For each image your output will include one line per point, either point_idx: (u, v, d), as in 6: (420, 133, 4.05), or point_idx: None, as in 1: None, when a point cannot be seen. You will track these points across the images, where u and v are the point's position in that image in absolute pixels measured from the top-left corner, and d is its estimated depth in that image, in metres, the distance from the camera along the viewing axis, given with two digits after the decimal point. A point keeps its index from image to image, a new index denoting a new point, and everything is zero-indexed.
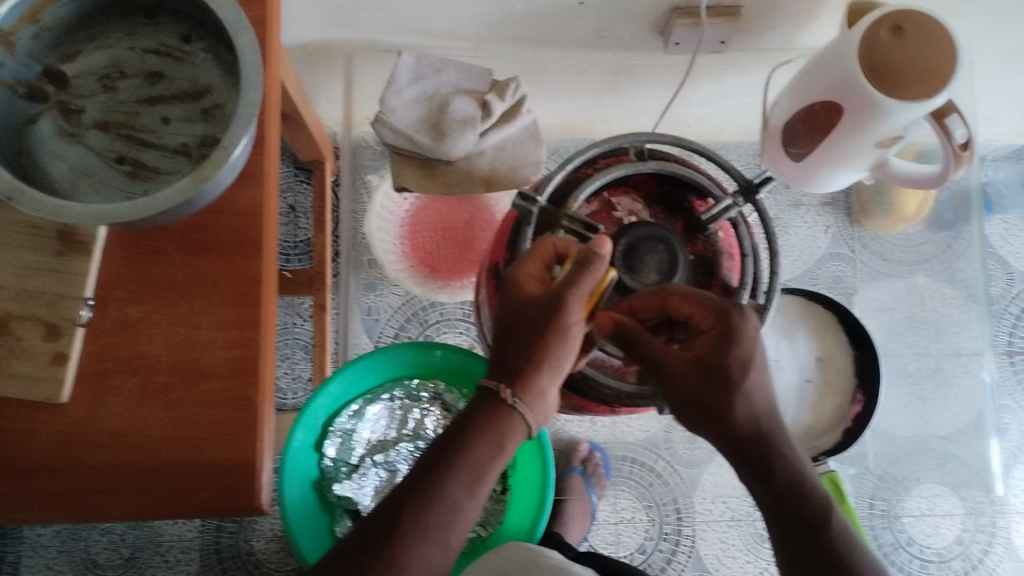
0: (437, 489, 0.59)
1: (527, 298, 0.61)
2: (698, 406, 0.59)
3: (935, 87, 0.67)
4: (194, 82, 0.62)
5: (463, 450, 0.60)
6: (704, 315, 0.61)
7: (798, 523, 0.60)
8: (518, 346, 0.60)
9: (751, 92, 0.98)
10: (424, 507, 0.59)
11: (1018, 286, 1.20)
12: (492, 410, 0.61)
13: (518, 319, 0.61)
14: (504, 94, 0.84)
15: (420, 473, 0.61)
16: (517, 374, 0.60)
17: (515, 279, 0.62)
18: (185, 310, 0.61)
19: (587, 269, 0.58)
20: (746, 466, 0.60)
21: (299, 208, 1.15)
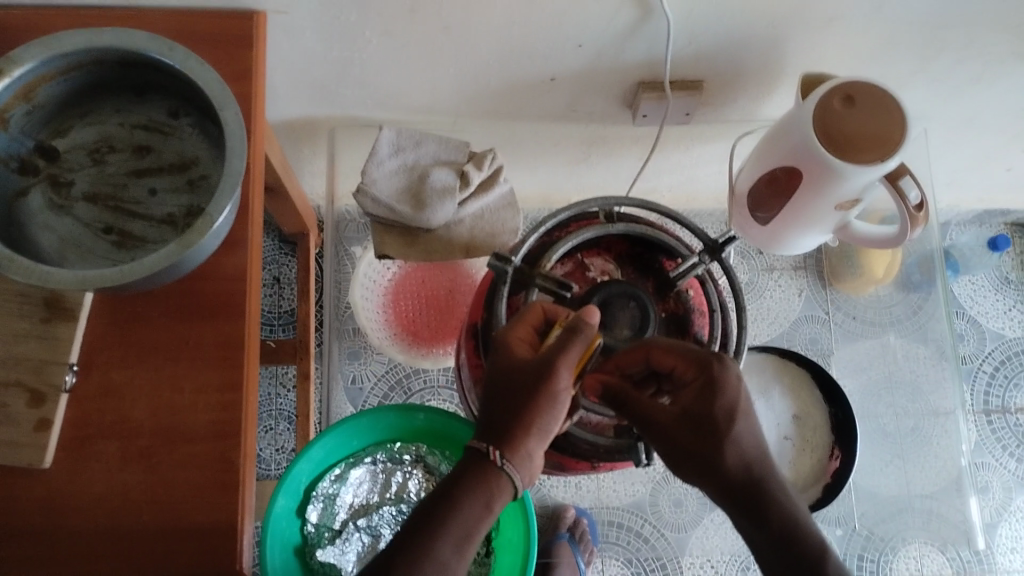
0: (426, 548, 0.58)
1: (516, 361, 0.61)
2: (688, 456, 0.60)
3: (887, 151, 0.71)
4: (182, 154, 0.65)
5: (453, 510, 0.59)
6: (688, 367, 0.63)
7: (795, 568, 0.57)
8: (507, 409, 0.60)
9: (718, 161, 1.02)
10: (411, 568, 0.57)
11: (990, 345, 1.23)
12: (480, 470, 0.60)
13: (507, 382, 0.61)
14: (481, 165, 0.88)
15: (407, 534, 0.59)
16: (505, 436, 0.60)
17: (506, 342, 0.62)
18: (169, 374, 0.62)
19: (576, 337, 0.60)
20: (741, 511, 0.60)
21: (283, 280, 1.18)
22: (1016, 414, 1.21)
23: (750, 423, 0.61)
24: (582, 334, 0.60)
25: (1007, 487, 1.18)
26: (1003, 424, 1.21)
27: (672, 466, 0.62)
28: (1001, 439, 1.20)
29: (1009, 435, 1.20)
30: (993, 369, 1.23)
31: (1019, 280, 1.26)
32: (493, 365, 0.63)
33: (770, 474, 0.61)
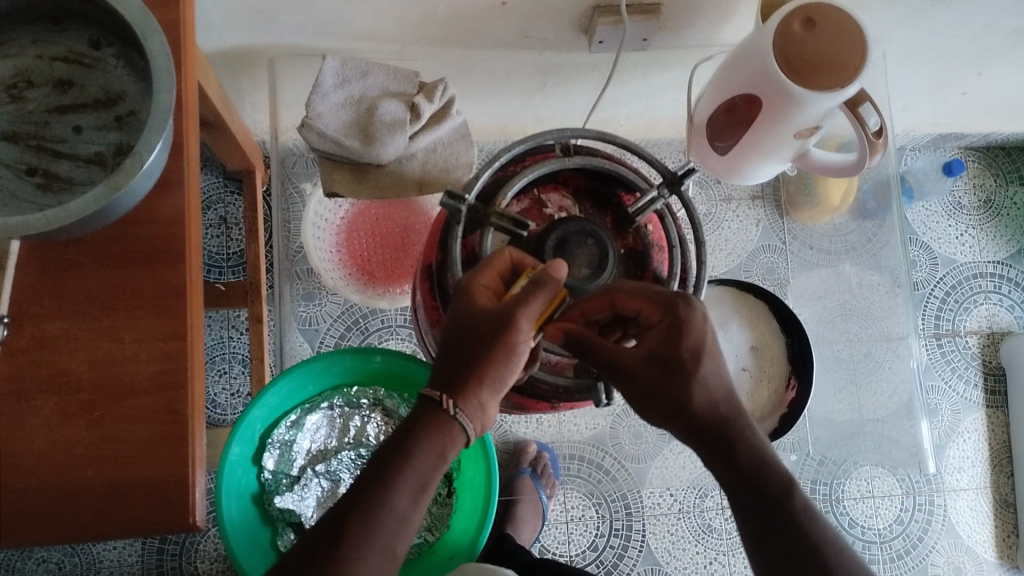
0: (380, 501, 0.58)
1: (476, 309, 0.59)
2: (652, 395, 0.59)
3: (848, 76, 0.69)
4: (107, 89, 0.60)
5: (407, 461, 0.59)
6: (653, 310, 0.61)
7: (763, 502, 0.59)
8: (462, 359, 0.59)
9: (677, 89, 1.00)
10: (365, 524, 0.57)
11: (942, 270, 1.25)
12: (433, 419, 0.60)
13: (465, 330, 0.59)
14: (432, 96, 0.84)
15: (360, 487, 0.59)
16: (459, 385, 0.60)
17: (469, 288, 0.60)
18: (108, 324, 0.59)
19: (540, 290, 0.57)
20: (706, 444, 0.61)
21: (230, 220, 1.13)
22: (965, 337, 1.24)
23: (716, 363, 0.60)
24: (546, 288, 0.57)
25: (955, 410, 1.21)
26: (952, 347, 1.23)
27: (635, 404, 0.61)
28: (950, 361, 1.22)
29: (958, 358, 1.23)
30: (944, 294, 1.24)
31: (971, 205, 1.27)
32: (454, 311, 0.61)
33: (738, 410, 0.61)
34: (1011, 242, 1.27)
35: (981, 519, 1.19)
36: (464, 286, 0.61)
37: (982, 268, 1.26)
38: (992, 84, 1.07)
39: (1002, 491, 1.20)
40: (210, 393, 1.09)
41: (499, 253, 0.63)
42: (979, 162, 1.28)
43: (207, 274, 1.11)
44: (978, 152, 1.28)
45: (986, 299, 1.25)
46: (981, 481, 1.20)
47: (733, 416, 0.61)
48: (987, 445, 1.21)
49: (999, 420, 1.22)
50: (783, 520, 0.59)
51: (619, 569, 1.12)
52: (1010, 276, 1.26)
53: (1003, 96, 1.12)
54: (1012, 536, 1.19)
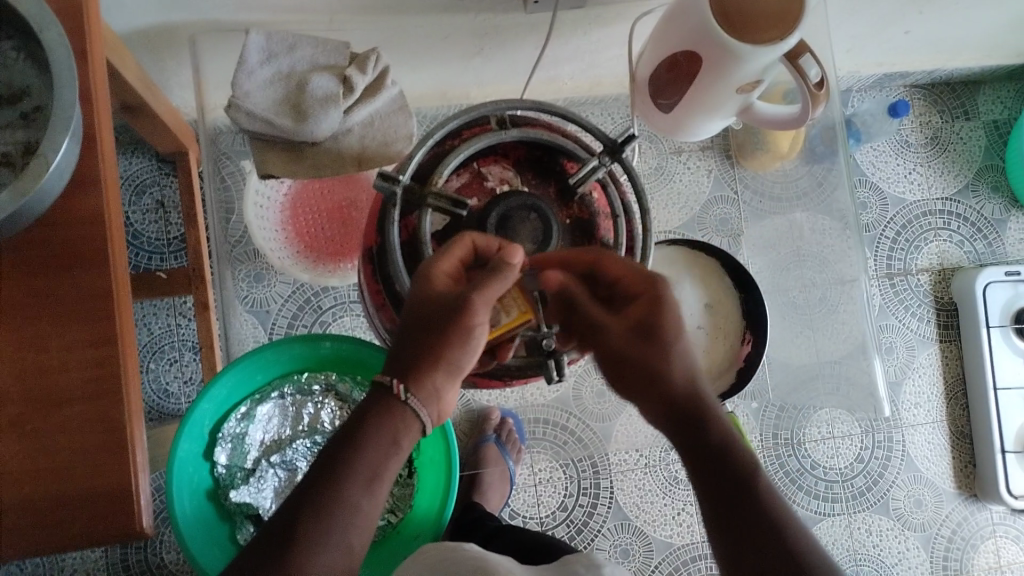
0: (332, 490, 0.56)
1: (431, 295, 0.59)
2: (634, 368, 0.58)
3: (786, 29, 0.68)
4: (8, 84, 0.57)
5: (357, 451, 0.58)
6: (637, 279, 0.61)
7: (733, 486, 0.55)
8: (418, 345, 0.59)
9: (619, 44, 0.97)
10: (320, 512, 0.56)
11: (892, 210, 1.25)
12: (382, 405, 0.60)
13: (418, 314, 0.59)
14: (365, 67, 0.80)
15: (313, 479, 0.57)
16: (411, 371, 0.59)
17: (429, 273, 0.60)
18: (32, 334, 0.57)
19: (499, 277, 0.58)
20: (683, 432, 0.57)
21: (168, 203, 1.09)
22: (917, 276, 1.25)
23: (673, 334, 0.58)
24: (506, 276, 0.57)
25: (910, 346, 1.23)
26: (905, 285, 1.24)
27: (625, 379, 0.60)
28: (902, 300, 1.24)
29: (910, 296, 1.24)
30: (895, 233, 1.25)
31: (918, 142, 1.27)
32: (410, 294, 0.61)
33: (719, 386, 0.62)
34: (958, 177, 1.27)
35: (939, 451, 1.22)
36: (423, 268, 0.60)
37: (931, 205, 1.27)
38: (935, 21, 1.06)
39: (957, 423, 1.23)
40: (162, 383, 1.06)
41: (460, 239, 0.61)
42: (924, 100, 1.28)
43: (147, 262, 1.08)
44: (923, 89, 1.28)
45: (935, 237, 1.26)
46: (937, 415, 1.22)
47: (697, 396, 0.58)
48: (942, 379, 1.23)
49: (952, 354, 1.24)
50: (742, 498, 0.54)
51: (590, 527, 1.12)
52: (959, 212, 1.27)
53: (944, 34, 1.11)
54: (969, 466, 1.22)
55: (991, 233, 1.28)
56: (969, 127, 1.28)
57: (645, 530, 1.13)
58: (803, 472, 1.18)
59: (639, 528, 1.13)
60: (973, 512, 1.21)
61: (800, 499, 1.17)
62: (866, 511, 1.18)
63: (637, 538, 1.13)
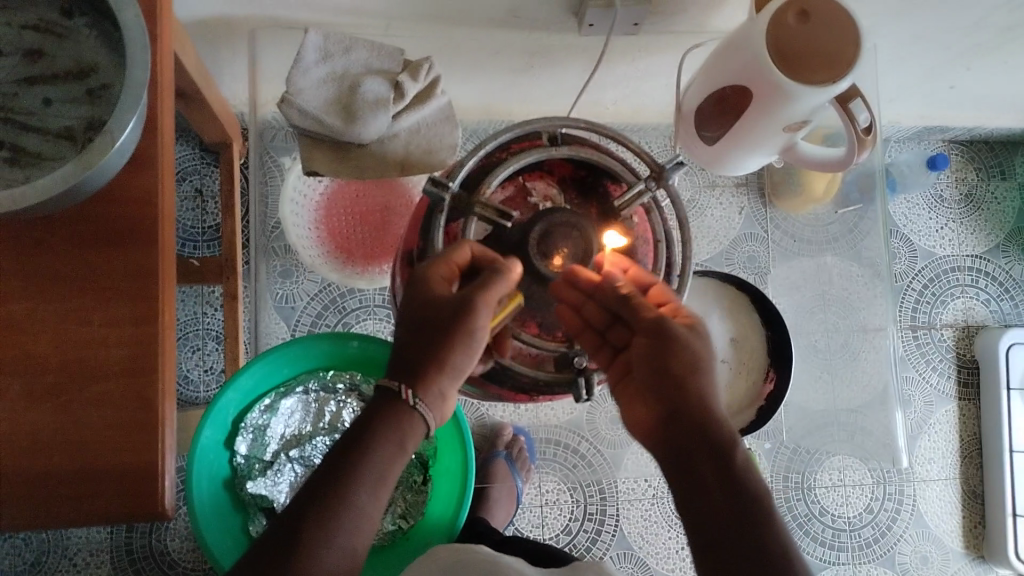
0: (336, 496, 0.57)
1: (429, 293, 0.60)
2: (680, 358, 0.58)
3: (840, 71, 0.68)
4: (78, 61, 0.58)
5: (364, 459, 0.59)
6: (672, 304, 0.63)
7: (728, 521, 0.53)
8: (419, 350, 0.60)
9: (665, 74, 0.98)
10: (326, 511, 0.57)
11: (921, 263, 1.25)
12: (390, 409, 0.60)
13: (420, 312, 0.60)
14: (417, 75, 0.82)
15: (316, 482, 0.58)
16: (418, 373, 0.60)
17: (426, 277, 0.60)
18: (75, 306, 0.58)
19: (499, 278, 0.58)
20: (679, 456, 0.57)
21: (206, 192, 1.11)
22: (941, 331, 1.25)
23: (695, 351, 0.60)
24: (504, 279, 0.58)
25: (928, 401, 1.23)
26: (928, 339, 1.24)
27: (650, 387, 0.59)
28: (925, 355, 1.23)
29: (933, 350, 1.24)
30: (922, 286, 1.25)
31: (952, 198, 1.27)
32: (412, 290, 0.61)
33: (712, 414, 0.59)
34: (989, 237, 1.27)
35: (949, 509, 1.20)
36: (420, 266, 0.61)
37: (960, 262, 1.26)
38: (979, 80, 1.07)
39: (970, 483, 1.21)
40: (183, 369, 1.07)
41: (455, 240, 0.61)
42: (962, 156, 1.28)
43: (181, 248, 1.09)
44: (961, 146, 1.28)
45: (963, 294, 1.26)
46: (950, 472, 1.21)
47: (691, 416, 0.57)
48: (957, 436, 1.22)
49: (971, 414, 1.23)
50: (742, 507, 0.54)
51: (592, 553, 1.11)
52: (988, 271, 1.27)
53: (988, 93, 1.11)
54: (979, 526, 1.21)
55: (1018, 294, 1.27)
56: (1004, 187, 1.28)
57: (647, 562, 1.12)
58: (811, 518, 1.16)
59: (642, 560, 1.12)
60: (979, 574, 1.20)
61: (806, 546, 1.16)
62: (872, 563, 1.17)
63: (639, 569, 1.12)
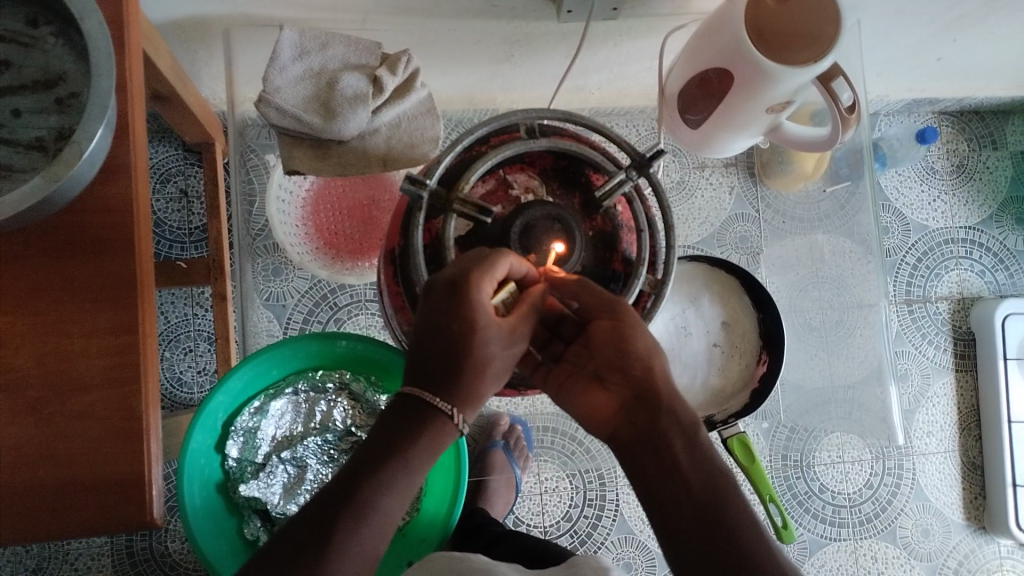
0: (369, 499, 0.57)
1: (478, 319, 0.58)
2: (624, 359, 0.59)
3: (822, 51, 0.68)
4: (46, 70, 0.57)
5: (404, 467, 0.59)
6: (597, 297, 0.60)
7: (691, 516, 0.53)
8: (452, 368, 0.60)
9: (649, 57, 0.97)
10: (361, 515, 0.57)
11: (914, 236, 1.24)
12: (425, 418, 0.61)
13: (464, 332, 0.58)
14: (395, 69, 0.81)
15: (344, 483, 0.58)
16: (455, 390, 0.60)
17: (482, 304, 0.56)
18: (53, 318, 0.57)
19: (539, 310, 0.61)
20: (639, 447, 0.57)
21: (191, 192, 1.10)
22: (937, 304, 1.24)
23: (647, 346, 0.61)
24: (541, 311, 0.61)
25: (925, 374, 1.22)
26: (923, 312, 1.23)
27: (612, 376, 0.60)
28: (920, 328, 1.23)
29: (928, 323, 1.23)
30: (916, 260, 1.24)
31: (944, 170, 1.26)
32: (454, 306, 0.57)
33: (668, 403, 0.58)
34: (982, 208, 1.27)
35: (949, 481, 1.20)
36: (468, 287, 0.56)
37: (954, 234, 1.26)
38: (967, 50, 1.05)
39: (970, 454, 1.21)
40: (176, 371, 1.07)
41: (506, 259, 0.57)
42: (953, 127, 1.27)
43: (168, 251, 1.08)
44: (951, 117, 1.27)
45: (957, 265, 1.25)
46: (949, 444, 1.21)
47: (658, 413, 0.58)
48: (956, 408, 1.22)
49: (968, 385, 1.23)
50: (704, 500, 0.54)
51: (592, 538, 1.12)
52: (981, 242, 1.26)
53: (976, 62, 1.10)
54: (979, 497, 1.21)
55: (1012, 264, 1.27)
56: (996, 156, 1.27)
57: (649, 545, 1.13)
58: (811, 495, 1.17)
59: (643, 543, 1.13)
60: (981, 544, 1.20)
61: (807, 523, 1.16)
62: (873, 537, 1.17)
63: (640, 552, 1.12)
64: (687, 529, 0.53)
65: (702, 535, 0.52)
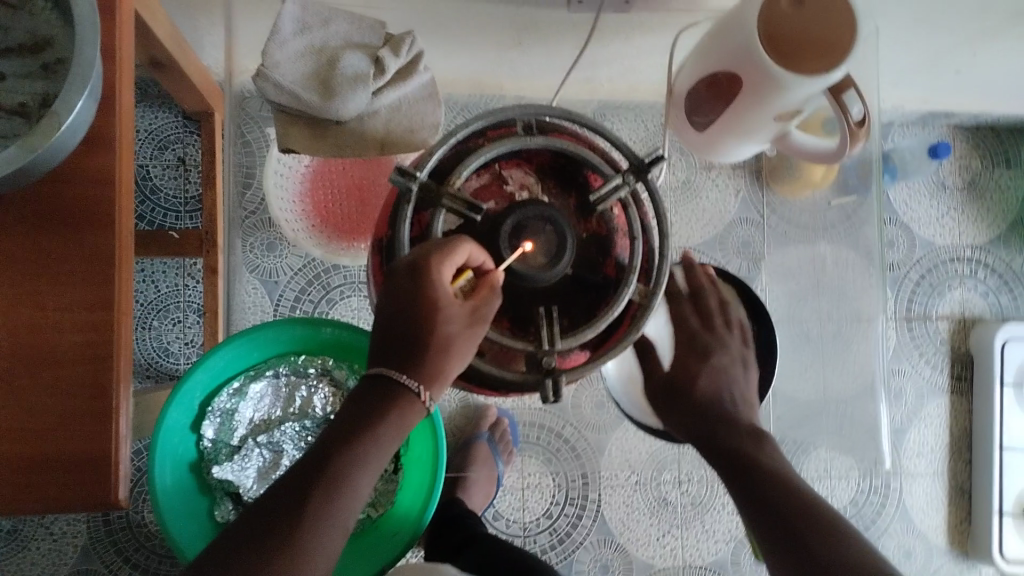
0: (343, 477, 0.55)
1: (439, 303, 0.57)
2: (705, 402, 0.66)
3: (834, 61, 0.65)
4: (33, 33, 0.55)
5: (375, 444, 0.57)
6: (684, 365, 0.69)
7: (770, 503, 0.57)
8: (420, 350, 0.58)
9: (662, 53, 0.95)
10: (329, 491, 0.54)
11: (918, 252, 1.23)
12: (394, 396, 0.57)
13: (425, 316, 0.57)
14: (398, 50, 0.79)
15: (313, 463, 0.56)
16: (422, 368, 0.58)
17: (433, 282, 0.56)
18: (28, 290, 0.56)
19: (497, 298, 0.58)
20: (730, 465, 0.62)
21: (189, 161, 1.08)
22: (937, 323, 1.22)
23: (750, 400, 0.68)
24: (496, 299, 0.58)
25: (920, 393, 1.21)
26: (922, 331, 1.22)
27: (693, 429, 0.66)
28: (918, 346, 1.21)
29: (927, 342, 1.22)
30: (918, 277, 1.23)
31: (955, 186, 1.24)
32: (414, 290, 0.57)
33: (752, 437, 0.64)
34: (990, 227, 1.24)
35: (936, 504, 1.19)
36: (427, 272, 0.56)
37: (960, 252, 1.24)
38: (987, 65, 1.03)
39: (958, 478, 1.20)
40: (163, 341, 1.05)
41: (459, 242, 0.57)
42: (967, 143, 1.24)
43: (163, 219, 1.06)
44: (967, 131, 1.24)
45: (960, 284, 1.23)
46: (939, 466, 1.20)
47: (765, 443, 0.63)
48: (948, 431, 1.21)
49: (962, 407, 1.21)
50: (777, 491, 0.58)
51: (572, 538, 1.10)
52: (987, 262, 1.24)
53: (996, 79, 1.08)
54: (965, 522, 1.20)
55: (1017, 288, 1.25)
56: (1009, 176, 1.25)
57: (628, 549, 1.11)
58: None
59: (623, 547, 1.11)
60: (963, 569, 1.19)
61: None
62: None
63: (618, 555, 1.10)
64: (790, 533, 0.55)
65: (795, 528, 0.55)
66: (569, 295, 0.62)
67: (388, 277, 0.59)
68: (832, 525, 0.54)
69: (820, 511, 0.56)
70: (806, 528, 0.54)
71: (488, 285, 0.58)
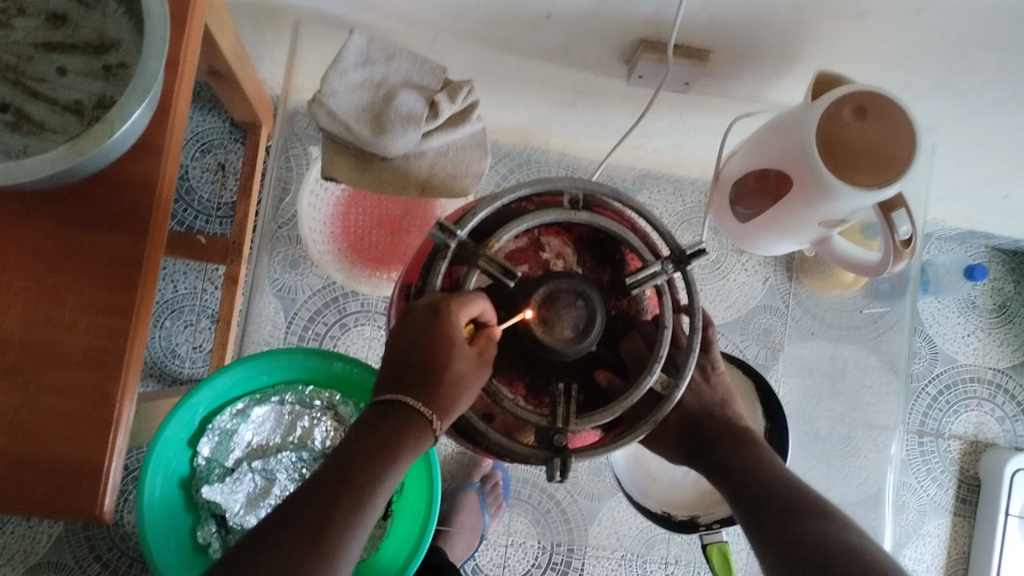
0: (366, 493, 0.54)
1: (456, 343, 0.55)
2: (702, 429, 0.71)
3: (890, 177, 0.64)
4: (101, 34, 0.56)
5: (394, 464, 0.55)
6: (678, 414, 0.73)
7: (768, 513, 0.61)
8: (430, 384, 0.56)
9: (713, 134, 0.95)
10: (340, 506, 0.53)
11: (940, 367, 1.21)
12: (410, 422, 0.56)
13: (437, 353, 0.55)
14: (455, 97, 0.78)
15: (331, 476, 0.55)
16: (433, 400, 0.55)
17: (442, 326, 0.54)
18: (51, 288, 0.57)
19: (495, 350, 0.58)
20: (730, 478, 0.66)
21: (228, 167, 1.08)
22: (948, 441, 1.20)
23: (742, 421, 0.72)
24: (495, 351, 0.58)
25: (922, 511, 1.18)
26: (933, 448, 1.19)
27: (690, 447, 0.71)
28: (926, 462, 1.19)
29: (936, 460, 1.19)
30: (936, 393, 1.20)
31: (985, 307, 1.23)
32: (430, 328, 0.55)
33: (752, 454, 0.68)
34: (1015, 353, 1.23)
35: None
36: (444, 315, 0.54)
37: (981, 373, 1.22)
38: None
39: None
40: (172, 342, 1.05)
41: (473, 296, 0.56)
42: (1003, 266, 1.23)
43: (194, 221, 1.07)
44: (1004, 255, 1.23)
45: (977, 407, 1.21)
46: None
47: (755, 446, 0.69)
48: (945, 553, 1.18)
49: (963, 530, 1.18)
50: (772, 500, 0.62)
51: None
52: (1008, 388, 1.23)
53: None
54: None
55: None
56: None
57: None
58: None
59: None
60: None
61: None
62: None
63: None
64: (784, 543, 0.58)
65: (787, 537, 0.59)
66: (583, 365, 0.61)
67: (407, 311, 0.58)
68: (820, 532, 0.58)
69: (812, 522, 0.59)
70: (795, 538, 0.58)
71: (487, 340, 0.57)
